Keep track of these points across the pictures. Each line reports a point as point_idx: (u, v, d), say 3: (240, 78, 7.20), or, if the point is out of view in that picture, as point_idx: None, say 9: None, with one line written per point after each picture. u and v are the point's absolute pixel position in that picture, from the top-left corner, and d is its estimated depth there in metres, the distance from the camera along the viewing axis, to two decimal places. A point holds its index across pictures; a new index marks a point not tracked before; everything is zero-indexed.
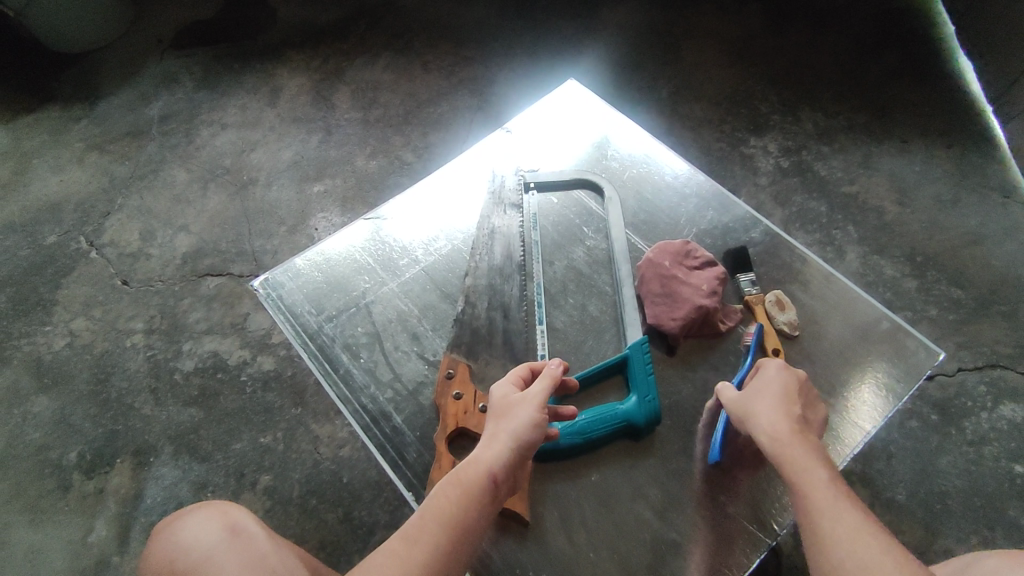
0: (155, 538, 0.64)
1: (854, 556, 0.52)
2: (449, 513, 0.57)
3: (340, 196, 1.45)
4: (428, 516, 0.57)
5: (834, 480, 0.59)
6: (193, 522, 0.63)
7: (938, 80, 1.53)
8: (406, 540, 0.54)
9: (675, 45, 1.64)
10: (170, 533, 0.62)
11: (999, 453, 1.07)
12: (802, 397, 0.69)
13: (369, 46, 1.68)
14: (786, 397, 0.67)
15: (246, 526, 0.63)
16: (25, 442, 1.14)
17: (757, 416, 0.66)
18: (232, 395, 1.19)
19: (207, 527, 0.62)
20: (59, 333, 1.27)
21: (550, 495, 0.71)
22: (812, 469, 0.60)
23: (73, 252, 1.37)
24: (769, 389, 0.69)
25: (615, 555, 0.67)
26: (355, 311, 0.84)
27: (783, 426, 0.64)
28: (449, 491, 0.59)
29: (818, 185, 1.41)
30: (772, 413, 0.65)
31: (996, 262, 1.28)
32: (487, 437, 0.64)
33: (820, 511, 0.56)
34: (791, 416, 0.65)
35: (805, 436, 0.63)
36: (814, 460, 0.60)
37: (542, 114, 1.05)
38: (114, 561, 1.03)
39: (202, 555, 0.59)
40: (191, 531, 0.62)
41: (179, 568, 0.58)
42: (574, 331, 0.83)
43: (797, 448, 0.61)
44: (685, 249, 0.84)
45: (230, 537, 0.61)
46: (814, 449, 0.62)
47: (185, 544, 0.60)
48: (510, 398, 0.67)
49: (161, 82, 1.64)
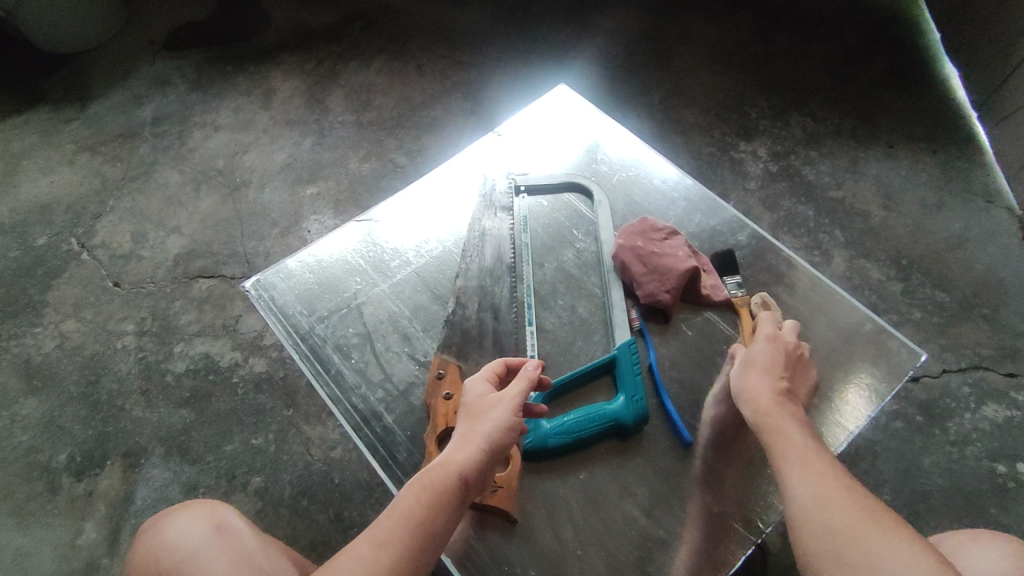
0: (141, 538, 0.63)
1: (818, 498, 0.56)
2: (418, 512, 0.57)
3: (332, 199, 1.45)
4: (394, 518, 0.56)
5: (809, 440, 0.62)
6: (178, 521, 0.62)
7: (923, 88, 1.56)
8: (373, 545, 0.54)
9: (665, 51, 1.66)
10: (155, 534, 0.61)
11: (981, 453, 1.09)
12: (788, 366, 0.71)
13: (362, 49, 1.69)
14: (771, 368, 0.70)
15: (233, 524, 0.63)
16: (14, 443, 1.14)
17: (746, 384, 0.69)
18: (224, 397, 1.19)
19: (193, 524, 0.61)
20: (49, 334, 1.27)
21: (539, 493, 0.71)
22: (787, 431, 0.63)
23: (64, 253, 1.37)
24: (764, 353, 0.71)
25: (603, 552, 0.68)
26: (347, 311, 0.85)
27: (765, 394, 0.67)
28: (418, 493, 0.58)
29: (805, 189, 1.43)
30: (757, 383, 0.68)
31: (978, 265, 1.31)
32: (460, 437, 0.63)
33: (789, 463, 0.60)
34: (773, 384, 0.68)
35: (786, 403, 0.67)
36: (790, 423, 0.64)
37: (533, 118, 1.06)
38: (104, 563, 1.03)
39: (190, 554, 0.58)
40: (177, 530, 0.61)
41: (167, 566, 0.58)
42: (564, 331, 0.84)
43: (774, 413, 0.65)
44: (648, 226, 0.86)
45: (218, 536, 0.60)
46: (795, 418, 0.65)
47: (172, 542, 0.59)
48: (484, 397, 0.66)
49: (154, 84, 1.64)
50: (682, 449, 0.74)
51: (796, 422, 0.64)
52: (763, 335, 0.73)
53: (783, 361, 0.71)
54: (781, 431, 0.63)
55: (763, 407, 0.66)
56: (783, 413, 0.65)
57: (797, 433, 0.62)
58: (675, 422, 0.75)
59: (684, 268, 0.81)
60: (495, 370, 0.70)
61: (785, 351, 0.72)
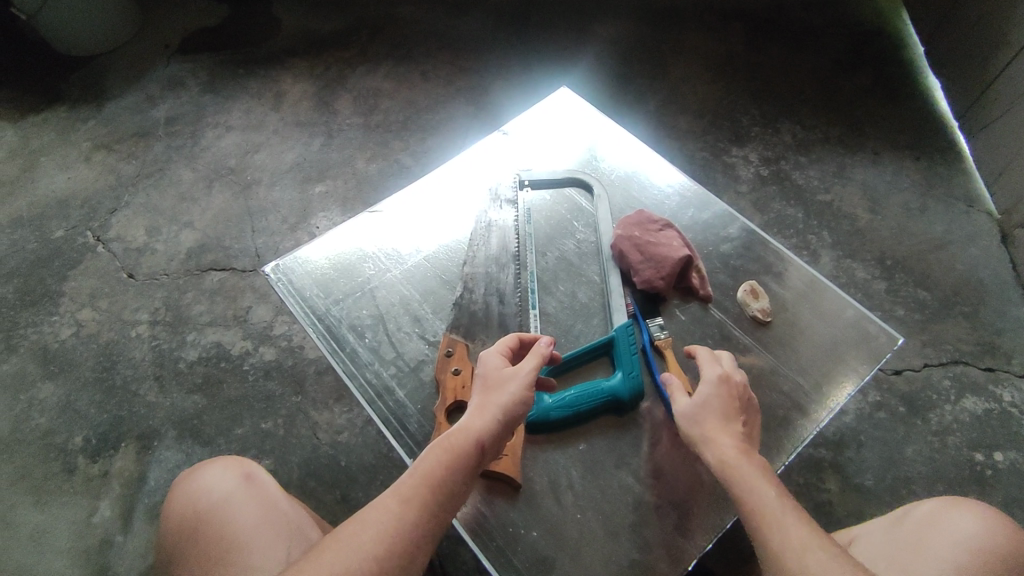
0: (178, 485, 0.71)
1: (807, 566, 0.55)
2: (440, 472, 0.62)
3: (340, 196, 1.51)
4: (418, 477, 0.61)
5: (783, 497, 0.62)
6: (212, 470, 0.71)
7: (908, 99, 1.63)
8: (399, 499, 0.59)
9: (662, 60, 1.73)
10: (191, 481, 0.70)
11: (960, 443, 1.14)
12: (740, 409, 0.71)
13: (369, 55, 1.75)
14: (727, 414, 0.70)
15: (258, 474, 0.71)
16: (30, 426, 1.18)
17: (710, 437, 0.68)
18: (235, 383, 1.24)
19: (223, 475, 0.70)
20: (65, 322, 1.31)
21: (541, 461, 0.76)
22: (760, 488, 0.62)
23: (80, 245, 1.42)
24: (715, 400, 0.71)
25: (602, 517, 0.73)
26: (361, 295, 0.90)
27: (730, 447, 0.66)
28: (440, 455, 0.63)
29: (795, 192, 1.49)
30: (721, 436, 0.67)
31: (958, 266, 1.37)
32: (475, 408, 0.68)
33: (771, 528, 0.59)
34: (736, 435, 0.68)
35: (751, 455, 0.66)
36: (762, 479, 0.63)
37: (536, 118, 1.12)
38: (118, 541, 1.07)
39: (223, 500, 0.67)
40: (211, 479, 0.70)
41: (204, 510, 0.66)
42: (564, 315, 0.89)
43: (744, 468, 0.64)
44: (644, 219, 0.92)
45: (248, 484, 0.69)
46: (762, 468, 0.65)
47: (206, 488, 0.68)
48: (499, 373, 0.71)
49: (168, 86, 1.70)
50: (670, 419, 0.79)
51: (768, 478, 0.63)
52: (711, 375, 0.72)
53: (736, 403, 0.72)
54: (754, 489, 0.62)
55: (728, 457, 0.65)
56: (753, 467, 0.64)
57: (771, 492, 0.61)
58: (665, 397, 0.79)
59: (679, 256, 0.86)
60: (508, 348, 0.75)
61: (735, 391, 0.72)
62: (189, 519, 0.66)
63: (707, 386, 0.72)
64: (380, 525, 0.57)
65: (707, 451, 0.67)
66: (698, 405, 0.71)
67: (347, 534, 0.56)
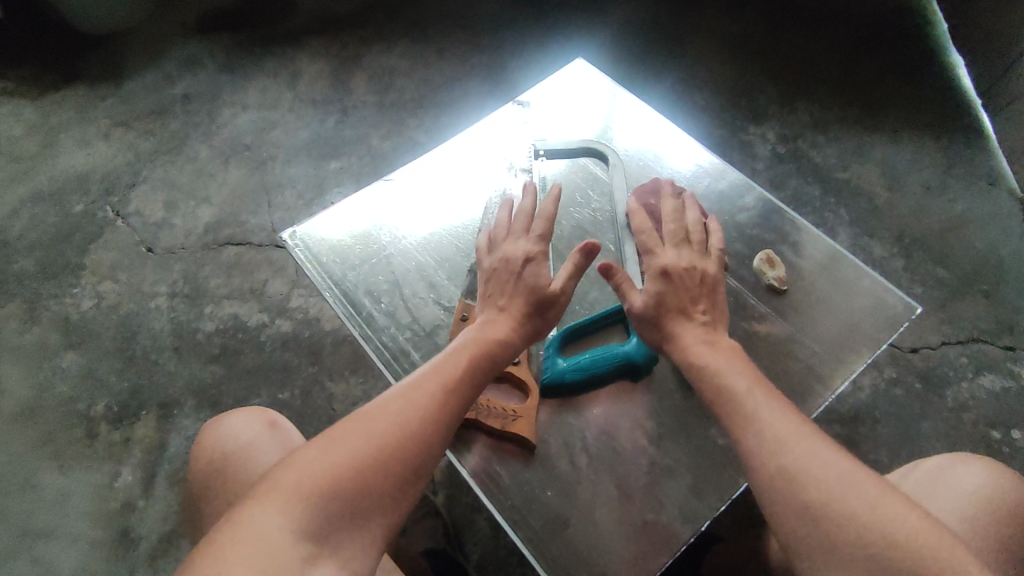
0: (206, 431, 0.78)
1: (777, 437, 0.57)
2: (475, 363, 0.67)
3: (356, 173, 1.52)
4: (458, 375, 0.65)
5: (751, 378, 0.65)
6: (237, 418, 0.77)
7: (929, 77, 1.60)
8: (441, 390, 0.62)
9: (678, 38, 1.71)
10: (219, 427, 0.77)
11: (976, 419, 1.14)
12: (693, 297, 0.74)
13: (384, 34, 1.75)
14: (679, 311, 0.73)
15: (282, 423, 0.78)
16: (54, 393, 1.21)
17: (675, 339, 0.72)
18: (252, 354, 1.26)
19: (249, 422, 0.76)
20: (86, 294, 1.33)
21: (555, 424, 0.77)
22: (730, 373, 0.66)
23: (100, 220, 1.44)
24: (664, 299, 0.74)
25: (615, 478, 0.74)
26: (377, 261, 0.91)
27: (693, 344, 0.70)
28: (479, 362, 0.68)
29: (812, 170, 1.48)
30: (683, 336, 0.71)
31: (979, 244, 1.35)
32: (512, 286, 0.75)
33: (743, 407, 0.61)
34: (695, 330, 0.72)
35: (715, 344, 0.70)
36: (729, 365, 0.67)
37: (552, 89, 1.11)
38: (140, 504, 1.10)
39: (248, 444, 0.73)
40: (237, 426, 0.76)
41: (231, 452, 0.73)
42: (579, 282, 0.90)
43: (710, 360, 0.68)
44: (658, 185, 0.90)
45: (272, 430, 0.75)
46: (727, 354, 0.68)
47: (234, 433, 0.74)
48: (530, 253, 0.77)
49: (185, 64, 1.71)
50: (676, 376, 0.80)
51: (734, 362, 0.67)
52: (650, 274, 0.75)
53: (690, 293, 0.75)
54: (724, 377, 0.65)
55: (694, 355, 0.69)
56: (718, 355, 0.68)
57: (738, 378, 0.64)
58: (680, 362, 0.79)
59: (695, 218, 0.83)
60: (528, 221, 0.81)
61: (685, 281, 0.75)
62: (217, 461, 0.73)
63: (651, 288, 0.75)
64: (423, 409, 0.60)
65: (675, 353, 0.72)
66: (647, 310, 0.74)
67: (390, 410, 0.58)
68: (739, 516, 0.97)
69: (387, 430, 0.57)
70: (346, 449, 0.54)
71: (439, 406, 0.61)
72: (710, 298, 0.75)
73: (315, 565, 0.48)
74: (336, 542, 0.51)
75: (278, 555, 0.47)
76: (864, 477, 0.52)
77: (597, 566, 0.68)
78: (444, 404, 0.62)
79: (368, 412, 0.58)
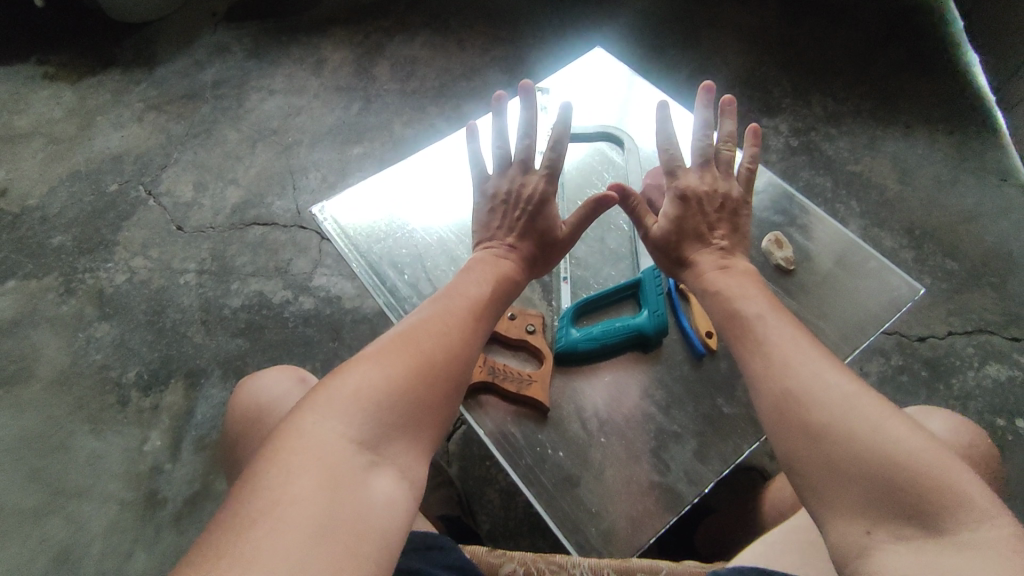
0: (240, 388, 0.83)
1: (788, 368, 0.58)
2: (495, 297, 0.72)
3: (377, 158, 1.57)
4: (483, 306, 0.69)
5: (767, 305, 0.68)
6: (270, 375, 0.82)
7: (945, 74, 1.61)
8: (473, 318, 0.67)
9: (695, 31, 1.74)
10: (252, 383, 0.81)
11: (980, 408, 1.16)
12: (713, 222, 0.80)
13: (407, 25, 1.80)
14: (698, 236, 0.79)
15: (312, 379, 0.83)
16: (88, 361, 1.27)
17: (696, 260, 0.78)
18: (276, 328, 1.31)
19: (280, 378, 0.81)
20: (119, 269, 1.39)
21: (568, 389, 0.81)
22: (748, 296, 0.70)
23: (132, 199, 1.50)
24: (684, 226, 0.80)
25: (624, 441, 0.77)
26: (401, 235, 0.96)
27: (712, 266, 0.76)
28: (499, 296, 0.73)
29: (824, 163, 1.50)
30: (701, 258, 0.78)
31: (989, 238, 1.37)
32: (520, 222, 0.80)
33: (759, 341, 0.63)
34: (714, 252, 0.78)
35: (734, 266, 0.75)
36: (747, 285, 0.72)
37: (574, 76, 1.14)
38: (167, 467, 1.16)
39: (281, 395, 0.78)
40: (269, 382, 0.81)
41: (266, 403, 0.78)
42: (594, 259, 0.94)
43: (731, 282, 0.73)
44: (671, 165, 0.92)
45: (302, 385, 0.80)
46: (745, 274, 0.74)
47: (267, 388, 0.79)
48: (538, 186, 0.81)
49: (215, 51, 1.76)
50: (683, 347, 0.84)
51: (752, 283, 0.72)
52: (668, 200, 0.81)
53: (711, 217, 0.80)
54: (743, 296, 0.70)
55: (712, 276, 0.75)
56: (737, 278, 0.73)
57: (756, 308, 0.67)
58: (688, 335, 0.83)
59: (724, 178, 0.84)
60: (527, 152, 0.83)
61: (703, 206, 0.81)
62: (251, 412, 0.78)
63: (666, 216, 0.81)
64: (459, 334, 0.64)
65: (697, 274, 0.77)
66: (666, 238, 0.81)
67: (432, 331, 0.62)
68: (734, 487, 1.04)
69: (419, 352, 0.59)
70: (398, 362, 0.57)
71: (462, 335, 0.64)
72: (730, 222, 0.81)
73: (373, 470, 0.50)
74: (388, 452, 0.53)
75: (338, 460, 0.49)
76: (870, 400, 0.53)
77: (604, 521, 0.72)
78: (467, 334, 0.65)
79: (396, 338, 0.60)
